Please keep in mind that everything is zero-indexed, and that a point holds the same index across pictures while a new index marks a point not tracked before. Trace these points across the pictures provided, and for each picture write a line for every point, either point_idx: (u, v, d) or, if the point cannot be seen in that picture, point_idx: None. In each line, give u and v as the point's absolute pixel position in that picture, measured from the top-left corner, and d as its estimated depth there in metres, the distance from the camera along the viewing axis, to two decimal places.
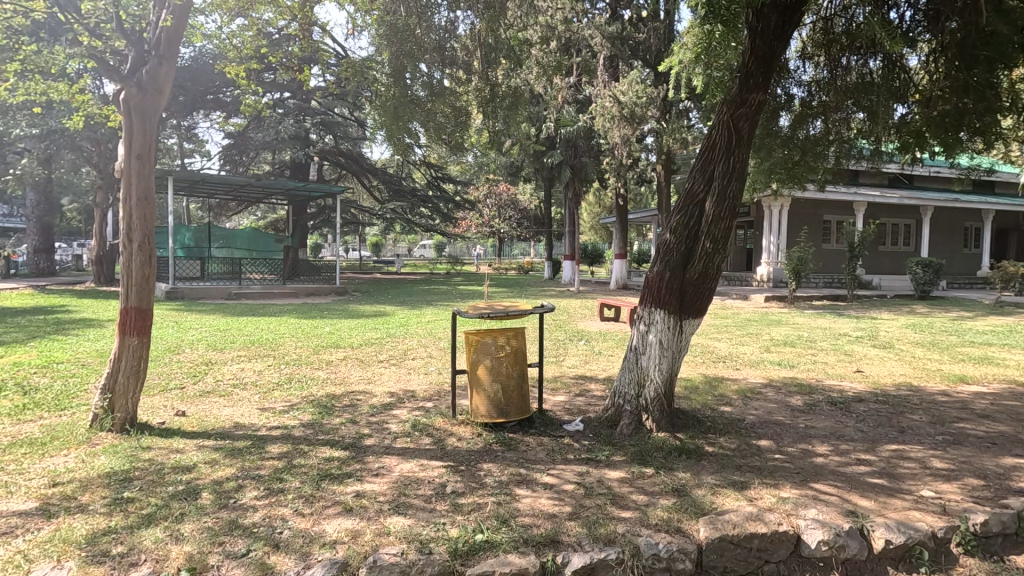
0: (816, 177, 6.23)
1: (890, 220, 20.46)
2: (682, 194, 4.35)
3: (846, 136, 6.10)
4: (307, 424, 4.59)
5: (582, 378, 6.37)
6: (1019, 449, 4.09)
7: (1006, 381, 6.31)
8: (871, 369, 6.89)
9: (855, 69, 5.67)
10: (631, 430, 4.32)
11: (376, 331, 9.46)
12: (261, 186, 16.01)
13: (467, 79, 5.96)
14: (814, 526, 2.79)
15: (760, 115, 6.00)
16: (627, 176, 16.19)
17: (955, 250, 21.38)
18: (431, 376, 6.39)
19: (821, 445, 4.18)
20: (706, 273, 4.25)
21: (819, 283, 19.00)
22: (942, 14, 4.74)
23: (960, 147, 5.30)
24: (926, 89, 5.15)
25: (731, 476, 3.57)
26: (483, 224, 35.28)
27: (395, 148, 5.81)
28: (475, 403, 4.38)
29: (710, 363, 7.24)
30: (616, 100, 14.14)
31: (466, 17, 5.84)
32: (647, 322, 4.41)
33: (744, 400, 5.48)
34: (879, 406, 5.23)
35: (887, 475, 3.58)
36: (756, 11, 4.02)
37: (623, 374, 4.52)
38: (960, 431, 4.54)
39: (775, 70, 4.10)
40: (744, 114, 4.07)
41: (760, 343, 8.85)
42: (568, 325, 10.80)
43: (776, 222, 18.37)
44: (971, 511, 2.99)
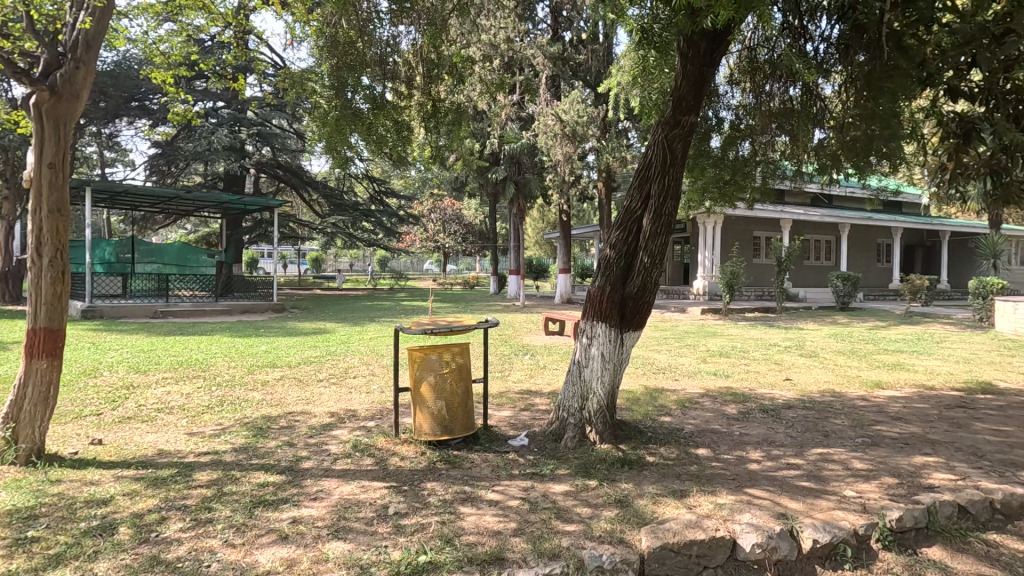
0: (745, 196, 6.55)
1: (813, 236, 21.90)
2: (621, 212, 4.50)
3: (772, 157, 6.42)
4: (240, 449, 4.36)
5: (527, 393, 6.38)
6: (929, 448, 4.41)
7: (916, 386, 6.82)
8: (799, 377, 7.29)
9: (778, 96, 6.03)
10: (575, 443, 4.38)
11: (316, 349, 9.16)
12: (192, 198, 15.23)
13: (409, 93, 5.95)
14: (749, 529, 2.90)
15: (693, 137, 6.30)
16: (570, 193, 16.55)
17: (870, 265, 23.12)
18: (373, 395, 6.22)
19: (754, 451, 4.36)
20: (644, 287, 4.37)
21: (751, 295, 20.00)
22: (851, 47, 5.16)
23: (870, 169, 5.75)
24: (839, 116, 5.57)
25: (671, 485, 3.66)
26: (428, 238, 35.11)
27: (334, 161, 5.45)
28: (418, 421, 4.29)
29: (651, 375, 7.44)
30: (558, 118, 14.49)
31: (408, 33, 5.83)
32: (590, 336, 4.49)
33: (683, 410, 5.65)
34: (806, 413, 5.54)
35: (813, 478, 3.78)
36: (686, 38, 4.19)
37: (567, 388, 4.58)
38: (877, 433, 4.86)
39: (705, 95, 4.29)
40: (678, 135, 4.25)
41: (698, 354, 9.19)
42: (513, 339, 10.85)
43: (710, 238, 19.26)
44: (889, 508, 3.19)
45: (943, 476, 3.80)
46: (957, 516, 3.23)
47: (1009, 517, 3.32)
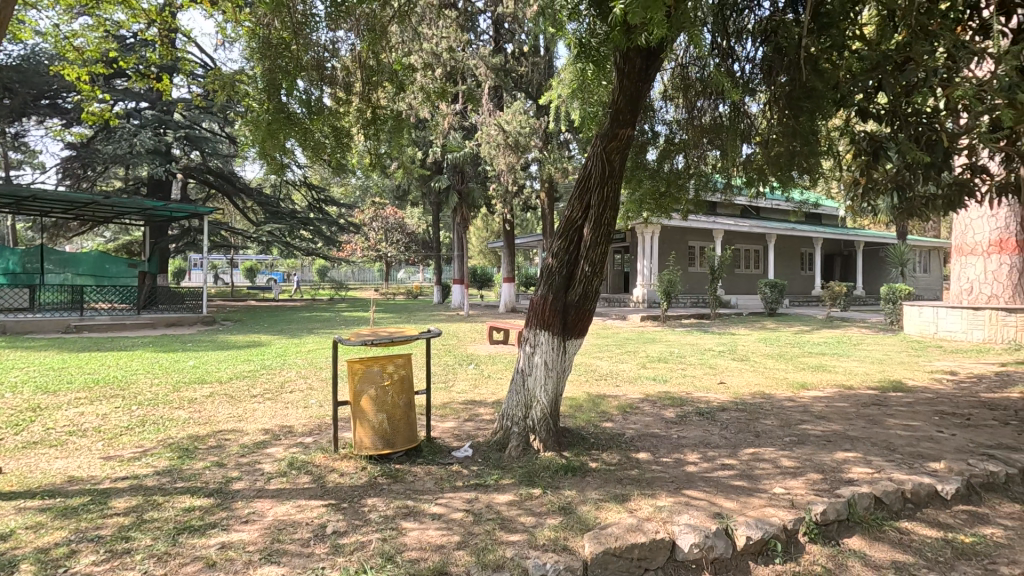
0: (679, 207, 6.82)
1: (743, 246, 23.10)
2: (562, 221, 4.57)
3: (704, 171, 6.69)
4: (164, 472, 4.08)
5: (471, 403, 6.33)
6: (848, 444, 4.71)
7: (837, 386, 7.29)
8: (732, 381, 7.62)
9: (708, 112, 6.33)
10: (519, 452, 4.38)
11: (249, 363, 8.74)
12: (111, 204, 14.23)
13: (347, 99, 5.86)
14: (687, 530, 2.98)
15: (631, 149, 6.50)
16: (513, 202, 16.69)
17: (795, 273, 24.60)
18: (311, 410, 6.00)
19: (691, 453, 4.51)
20: (586, 295, 4.45)
21: (687, 303, 20.82)
22: (774, 68, 5.48)
23: (793, 183, 6.14)
24: (765, 132, 5.91)
25: (613, 490, 3.72)
26: (370, 247, 34.44)
27: (269, 166, 5.24)
28: (359, 435, 4.17)
29: (593, 382, 7.57)
30: (501, 128, 14.63)
31: (347, 39, 5.74)
32: (533, 344, 4.52)
33: (624, 415, 5.78)
34: (738, 414, 5.80)
35: (746, 477, 3.94)
36: (622, 53, 4.29)
37: (511, 397, 4.58)
38: (803, 431, 5.15)
39: (641, 108, 4.42)
40: (616, 148, 4.36)
41: (638, 360, 9.44)
42: (457, 349, 10.77)
43: (648, 247, 19.92)
44: (814, 503, 3.37)
45: (861, 470, 4.05)
46: (873, 506, 3.45)
47: (919, 505, 3.57)
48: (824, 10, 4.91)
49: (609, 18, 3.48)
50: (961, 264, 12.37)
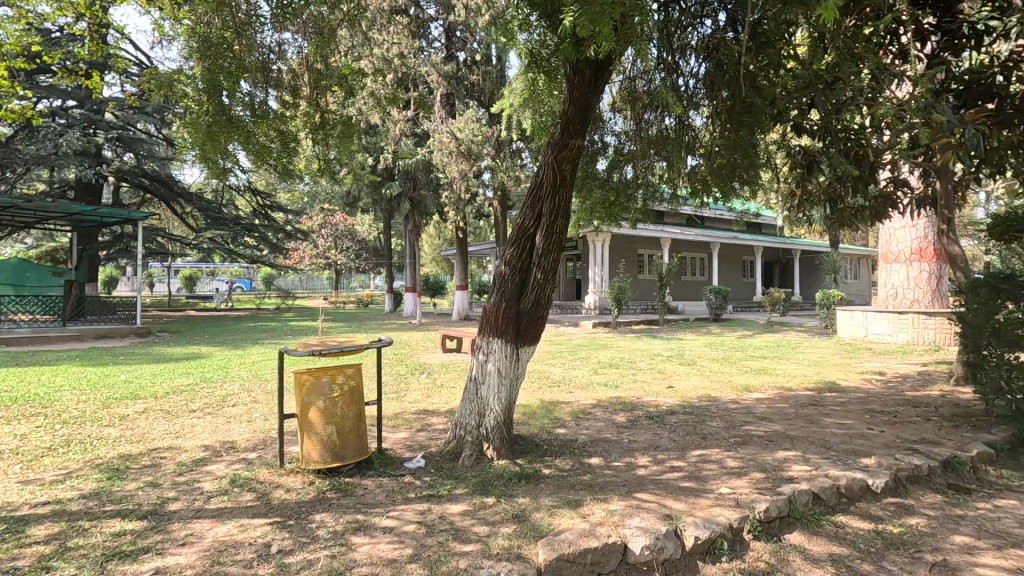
0: (628, 216, 7.00)
1: (690, 254, 23.89)
2: (515, 228, 4.60)
3: (652, 181, 6.88)
4: (90, 495, 3.80)
5: (423, 413, 6.24)
6: (788, 443, 4.93)
7: (777, 388, 7.62)
8: (680, 384, 7.84)
9: (655, 124, 6.46)
10: (473, 461, 4.34)
11: (188, 376, 8.31)
12: (32, 208, 13.25)
13: (294, 102, 5.70)
14: (638, 533, 3.03)
15: (581, 158, 6.63)
16: (465, 210, 16.64)
17: (738, 280, 25.65)
18: (255, 424, 5.76)
19: (642, 457, 4.60)
20: (538, 302, 4.48)
21: (637, 309, 21.33)
22: (716, 84, 5.70)
23: (734, 194, 6.41)
24: (708, 144, 6.14)
25: (566, 496, 3.74)
26: (319, 255, 33.55)
27: (210, 170, 5.02)
28: (306, 448, 4.02)
29: (546, 388, 7.62)
30: (453, 136, 14.63)
31: (294, 41, 5.60)
32: (486, 352, 4.51)
33: (577, 420, 5.84)
34: (686, 417, 5.96)
35: (694, 479, 4.06)
36: (572, 65, 4.34)
37: (464, 405, 4.54)
38: (746, 432, 5.35)
39: (591, 119, 4.48)
40: (568, 157, 4.41)
41: (590, 366, 9.58)
42: (409, 358, 10.61)
43: (599, 255, 20.31)
44: (757, 501, 3.50)
45: (800, 468, 4.24)
46: (812, 502, 3.62)
47: (853, 499, 3.77)
48: (761, 30, 5.16)
49: (559, 29, 3.53)
50: (887, 271, 13.10)
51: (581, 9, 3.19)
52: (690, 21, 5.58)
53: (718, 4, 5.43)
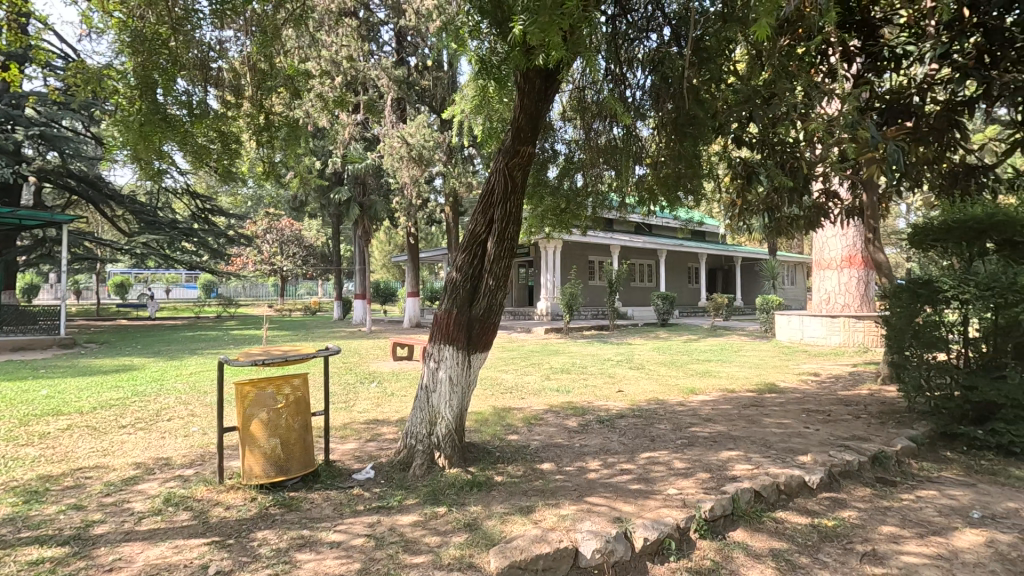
0: (579, 223, 7.11)
1: (638, 260, 24.52)
2: (466, 235, 4.58)
3: (601, 189, 7.01)
4: (4, 521, 3.50)
5: (373, 423, 6.10)
6: (732, 443, 5.11)
7: (721, 390, 7.90)
8: (630, 389, 7.99)
9: (604, 133, 6.58)
10: (424, 470, 4.28)
11: (118, 390, 7.80)
12: None
13: (236, 103, 5.48)
14: (589, 537, 3.05)
15: (533, 165, 6.69)
16: (417, 216, 16.47)
17: (683, 286, 26.51)
18: (192, 439, 5.47)
19: (593, 461, 4.66)
20: (490, 309, 4.46)
21: (588, 315, 21.66)
22: (661, 96, 5.87)
23: (680, 203, 6.62)
24: (655, 154, 6.32)
25: (518, 502, 3.74)
26: (263, 261, 32.38)
27: (142, 172, 4.75)
28: (248, 462, 3.85)
29: (498, 395, 7.60)
30: (404, 140, 14.54)
31: (236, 39, 5.41)
32: (437, 359, 4.46)
33: (529, 427, 5.85)
34: (635, 420, 6.09)
35: (642, 481, 4.14)
36: (522, 73, 4.36)
37: (414, 414, 4.47)
38: (693, 434, 5.51)
39: (541, 127, 4.53)
40: (518, 164, 4.44)
41: (542, 372, 9.64)
42: (358, 367, 10.35)
43: (551, 261, 20.51)
44: (702, 501, 3.60)
45: (742, 467, 4.40)
46: (754, 500, 3.76)
47: (792, 496, 3.94)
48: (703, 45, 5.37)
49: (509, 36, 3.55)
50: (820, 277, 13.83)
51: (530, 19, 3.24)
52: (637, 34, 5.73)
53: (663, 18, 5.61)
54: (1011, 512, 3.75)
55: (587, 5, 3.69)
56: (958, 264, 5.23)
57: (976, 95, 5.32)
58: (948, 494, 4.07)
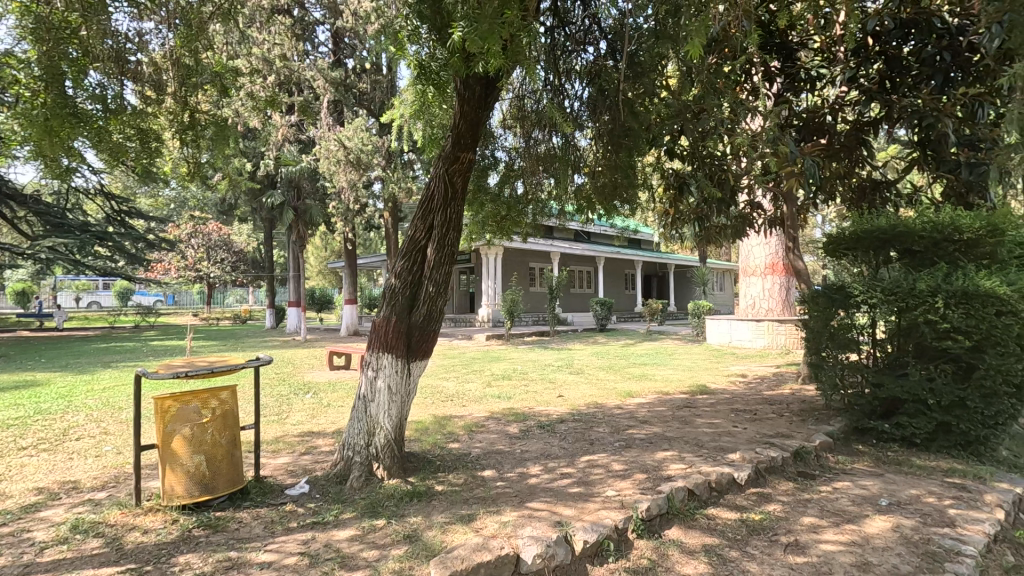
0: (519, 230, 7.17)
1: (577, 267, 25.03)
2: (405, 241, 4.51)
3: (541, 197, 7.09)
4: None
5: (308, 435, 5.87)
6: (667, 444, 5.28)
7: (657, 393, 8.17)
8: (570, 394, 8.11)
9: (543, 142, 6.67)
10: (362, 482, 4.16)
11: (18, 408, 7.11)
12: None
13: (157, 99, 5.15)
14: (530, 542, 3.06)
15: (472, 172, 6.66)
16: (354, 221, 16.06)
17: (621, 292, 27.29)
18: (105, 459, 5.05)
19: (534, 466, 4.69)
20: (430, 315, 4.40)
21: (529, 321, 21.86)
22: (598, 106, 6.01)
23: (616, 212, 6.82)
24: (593, 163, 6.46)
25: (459, 511, 3.70)
26: (187, 267, 30.55)
27: (47, 169, 4.37)
28: (169, 483, 3.58)
29: (439, 403, 7.51)
30: (341, 144, 14.22)
31: (157, 32, 5.12)
32: (376, 368, 4.36)
33: (470, 434, 5.81)
34: (575, 425, 6.19)
35: (582, 484, 4.20)
36: (462, 80, 4.34)
37: (352, 425, 4.35)
38: (630, 436, 5.66)
39: (481, 134, 4.53)
40: (458, 170, 4.43)
41: (483, 379, 9.60)
42: (291, 377, 9.94)
43: (492, 268, 20.55)
44: (639, 501, 3.70)
45: (676, 466, 4.55)
46: (687, 498, 3.90)
47: (722, 492, 4.12)
48: (637, 60, 5.57)
49: (449, 42, 3.54)
50: (746, 284, 14.55)
51: (470, 27, 3.25)
52: (575, 46, 5.86)
53: (600, 32, 5.77)
54: (914, 498, 4.09)
55: (526, 15, 3.74)
56: (867, 271, 5.68)
57: (880, 117, 5.82)
58: (860, 485, 4.38)
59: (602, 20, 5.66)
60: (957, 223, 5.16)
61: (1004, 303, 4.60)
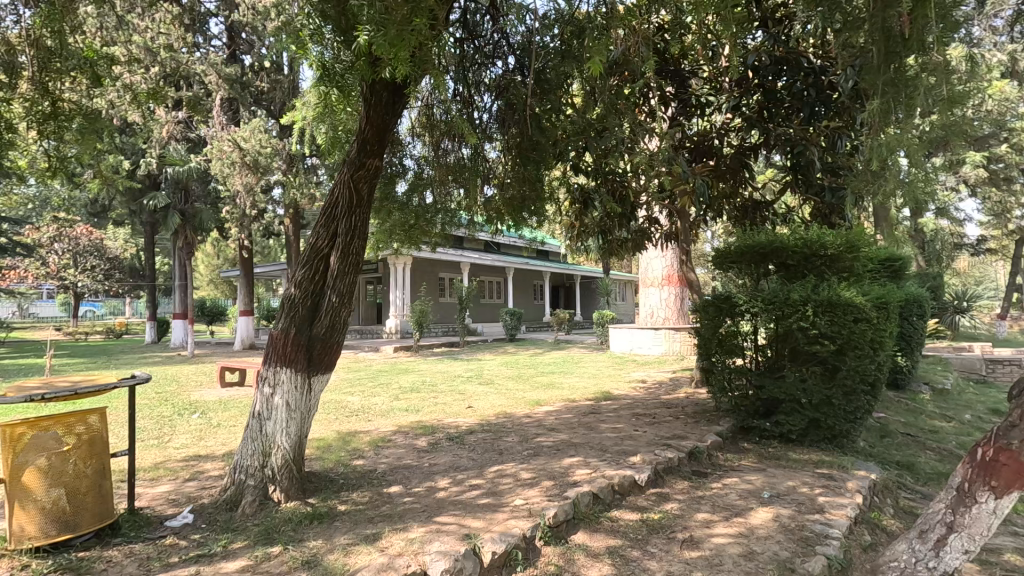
0: (428, 240, 7.09)
1: (487, 277, 25.21)
2: (307, 249, 4.29)
3: (450, 207, 7.03)
4: None
5: (193, 459, 5.37)
6: (573, 450, 5.41)
7: (564, 400, 8.37)
8: (479, 404, 8.10)
9: (452, 152, 6.62)
10: (255, 507, 3.86)
11: None
12: None
13: (10, 83, 4.54)
14: (437, 558, 2.99)
15: (380, 180, 6.49)
16: (251, 228, 15.01)
17: (530, 302, 27.84)
18: None
19: (442, 479, 4.61)
20: (333, 327, 4.20)
21: (438, 332, 21.64)
22: (507, 120, 6.10)
23: (525, 223, 6.93)
24: (501, 175, 6.52)
25: (364, 531, 3.54)
26: (49, 275, 27.02)
27: None
28: (18, 523, 3.12)
29: (343, 419, 7.19)
30: (236, 145, 13.37)
31: (11, 9, 4.55)
32: (273, 383, 4.09)
33: (376, 450, 5.60)
34: (484, 435, 6.18)
35: (492, 494, 4.19)
36: (369, 84, 4.20)
37: (245, 445, 4.05)
38: (538, 444, 5.74)
39: (389, 141, 4.43)
40: (364, 177, 4.29)
41: (391, 392, 9.32)
42: (175, 396, 9.06)
43: (400, 278, 20.15)
44: (547, 509, 3.75)
45: (582, 472, 4.68)
46: (592, 502, 4.01)
47: (625, 494, 4.29)
48: (544, 77, 5.73)
49: (354, 45, 3.43)
50: (645, 294, 15.41)
51: (376, 31, 3.16)
52: (484, 59, 5.91)
53: (508, 47, 5.87)
54: (791, 489, 4.49)
55: (435, 24, 3.72)
56: (750, 282, 6.23)
57: (759, 142, 6.41)
58: (746, 480, 4.75)
59: (511, 36, 5.76)
60: (823, 240, 5.78)
61: (861, 311, 5.22)
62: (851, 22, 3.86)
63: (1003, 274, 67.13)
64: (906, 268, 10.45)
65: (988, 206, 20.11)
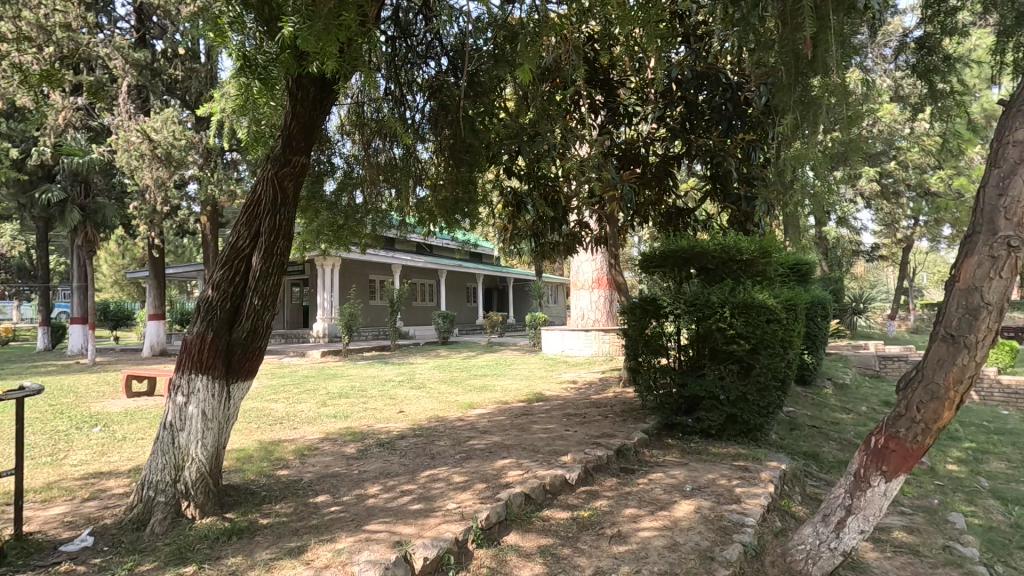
0: (357, 241, 6.88)
1: (419, 279, 24.84)
2: (226, 249, 4.05)
3: (381, 208, 6.85)
4: None
5: (93, 477, 4.91)
6: (505, 452, 5.44)
7: (497, 402, 8.40)
8: (410, 409, 7.95)
9: (383, 152, 6.45)
10: (165, 525, 3.59)
11: None
12: None
13: None
14: (366, 567, 2.92)
15: (307, 178, 6.27)
16: (163, 226, 14.05)
17: (462, 304, 27.70)
18: None
19: (372, 486, 4.49)
20: (254, 332, 3.99)
21: (368, 335, 21.10)
22: (440, 120, 6.03)
23: (457, 225, 6.85)
24: (433, 176, 6.44)
25: (288, 544, 3.38)
26: None
27: None
28: None
29: (266, 427, 6.83)
30: (145, 136, 12.44)
31: None
32: (187, 392, 3.82)
33: (301, 459, 5.37)
34: (416, 440, 6.07)
35: (423, 499, 4.13)
36: (294, 78, 4.02)
37: (155, 459, 3.77)
38: (471, 447, 5.72)
39: (316, 139, 4.26)
40: (289, 174, 4.09)
41: (317, 398, 8.96)
42: (71, 409, 8.26)
43: (328, 280, 19.48)
44: (479, 511, 3.75)
45: (514, 473, 4.71)
46: (524, 503, 4.05)
47: (555, 493, 4.36)
48: (477, 79, 5.72)
49: (278, 37, 3.27)
50: (576, 296, 15.74)
51: (301, 23, 3.04)
52: (415, 59, 5.82)
53: (441, 48, 5.81)
54: (710, 481, 4.74)
55: (364, 20, 3.62)
56: (673, 285, 6.52)
57: (681, 152, 6.72)
58: (670, 474, 4.95)
59: (443, 37, 5.70)
60: (739, 246, 6.16)
61: (772, 312, 5.60)
62: (763, 44, 4.13)
63: (892, 278, 74.06)
64: (811, 272, 11.30)
65: (880, 216, 22.13)
